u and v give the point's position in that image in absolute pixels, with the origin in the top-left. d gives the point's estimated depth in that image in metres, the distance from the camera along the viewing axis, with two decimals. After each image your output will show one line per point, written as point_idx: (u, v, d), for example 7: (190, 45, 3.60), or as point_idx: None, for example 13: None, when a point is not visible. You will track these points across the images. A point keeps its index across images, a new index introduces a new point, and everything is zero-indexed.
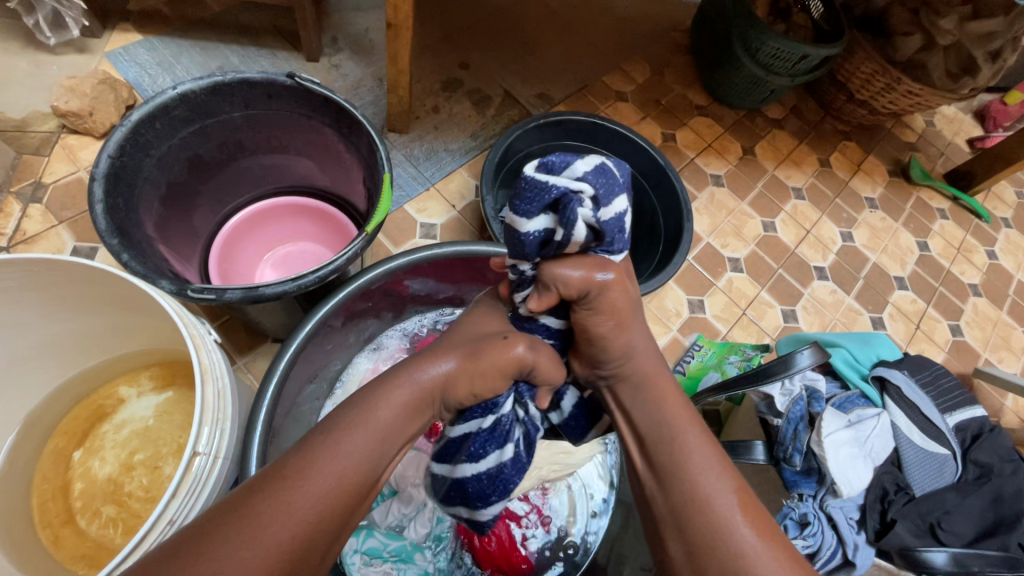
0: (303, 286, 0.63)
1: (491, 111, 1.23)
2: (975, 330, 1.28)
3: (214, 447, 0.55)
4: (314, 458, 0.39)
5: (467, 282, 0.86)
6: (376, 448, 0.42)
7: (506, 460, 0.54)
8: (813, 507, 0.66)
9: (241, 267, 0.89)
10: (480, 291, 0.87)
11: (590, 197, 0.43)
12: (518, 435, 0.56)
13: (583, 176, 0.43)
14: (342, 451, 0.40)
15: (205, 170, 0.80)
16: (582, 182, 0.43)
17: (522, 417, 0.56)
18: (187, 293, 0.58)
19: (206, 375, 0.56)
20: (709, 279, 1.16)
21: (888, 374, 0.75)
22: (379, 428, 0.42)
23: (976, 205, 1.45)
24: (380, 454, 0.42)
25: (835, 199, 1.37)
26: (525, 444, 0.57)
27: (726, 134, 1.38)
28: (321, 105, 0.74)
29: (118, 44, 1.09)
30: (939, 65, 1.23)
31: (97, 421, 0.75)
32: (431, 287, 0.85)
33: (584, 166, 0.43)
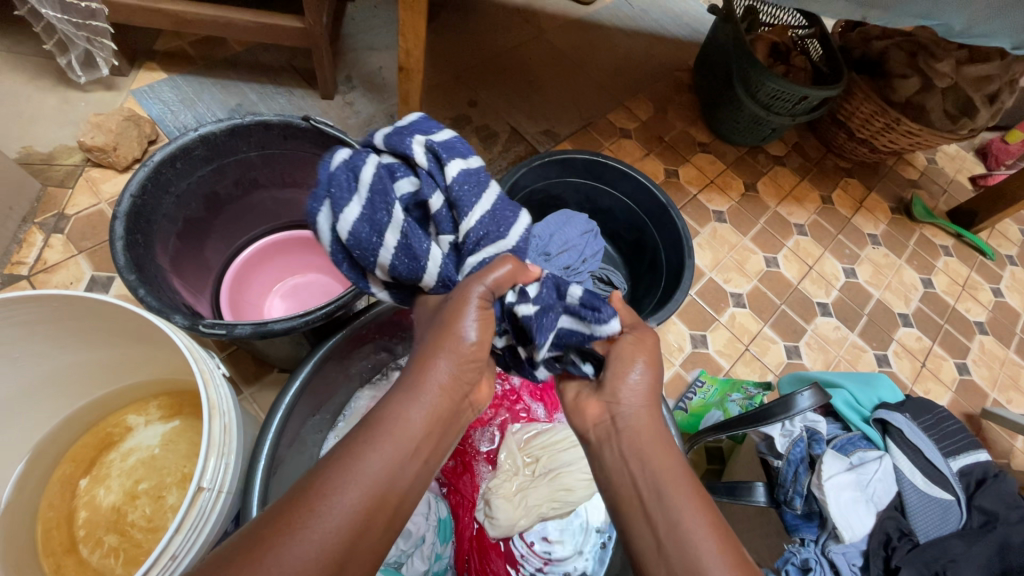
0: (311, 321, 0.65)
1: (498, 147, 1.27)
2: (983, 368, 1.27)
3: (218, 481, 0.56)
4: (334, 481, 0.39)
5: None
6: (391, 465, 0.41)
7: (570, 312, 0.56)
8: (815, 552, 0.66)
9: (252, 298, 0.91)
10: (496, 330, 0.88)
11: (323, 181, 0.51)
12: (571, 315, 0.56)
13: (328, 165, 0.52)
14: (361, 468, 0.40)
15: (220, 206, 0.83)
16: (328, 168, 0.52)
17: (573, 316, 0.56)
18: (198, 328, 0.60)
19: (213, 411, 0.57)
20: (711, 314, 1.17)
21: (890, 418, 0.75)
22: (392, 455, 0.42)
23: (980, 242, 1.46)
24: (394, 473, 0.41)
25: (837, 235, 1.38)
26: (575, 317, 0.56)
27: (728, 170, 1.40)
28: (334, 146, 0.77)
29: (144, 82, 1.15)
30: (937, 107, 1.25)
31: (105, 449, 0.77)
32: None
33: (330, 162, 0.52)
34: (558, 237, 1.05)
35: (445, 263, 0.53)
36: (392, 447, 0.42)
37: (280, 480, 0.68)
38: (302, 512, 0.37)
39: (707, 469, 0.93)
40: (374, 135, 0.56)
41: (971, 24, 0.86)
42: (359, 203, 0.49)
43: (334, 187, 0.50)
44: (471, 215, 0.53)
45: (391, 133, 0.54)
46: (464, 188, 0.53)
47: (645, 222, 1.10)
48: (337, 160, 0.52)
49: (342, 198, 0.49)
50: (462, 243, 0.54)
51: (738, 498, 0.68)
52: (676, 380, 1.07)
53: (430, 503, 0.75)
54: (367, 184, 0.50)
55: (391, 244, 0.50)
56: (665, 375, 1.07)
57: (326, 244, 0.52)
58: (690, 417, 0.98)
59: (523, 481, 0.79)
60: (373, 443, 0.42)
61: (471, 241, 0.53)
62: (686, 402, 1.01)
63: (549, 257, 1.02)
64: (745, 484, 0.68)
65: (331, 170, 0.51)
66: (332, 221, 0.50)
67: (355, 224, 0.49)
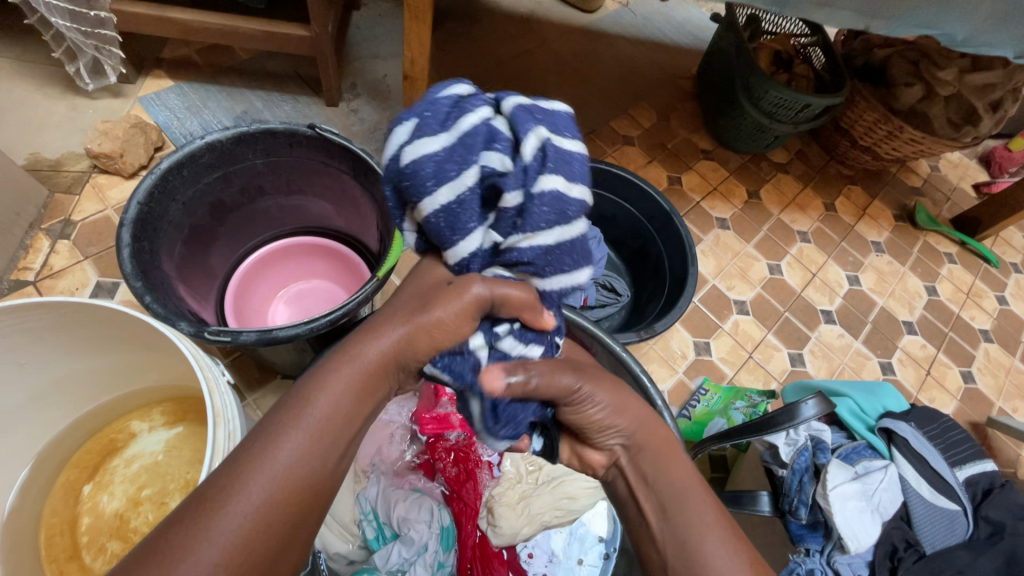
0: (315, 328, 0.64)
1: None
2: (988, 376, 1.26)
3: None
4: (249, 468, 0.37)
5: None
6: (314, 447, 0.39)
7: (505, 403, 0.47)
8: (820, 563, 0.65)
9: (256, 304, 0.91)
10: None
11: (427, 104, 0.46)
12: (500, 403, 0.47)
13: (451, 95, 0.47)
14: (278, 454, 0.38)
15: (226, 213, 0.83)
16: (448, 95, 0.46)
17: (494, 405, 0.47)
18: (203, 334, 0.60)
19: (218, 419, 0.57)
20: (715, 321, 1.17)
21: (895, 427, 0.74)
22: (317, 438, 0.39)
23: (984, 250, 1.45)
24: (320, 457, 0.39)
25: (841, 242, 1.38)
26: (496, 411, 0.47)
27: (731, 177, 1.41)
28: (339, 153, 0.78)
29: (151, 89, 1.16)
30: (940, 115, 1.26)
31: (108, 455, 0.77)
32: None
33: (450, 92, 0.47)
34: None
35: (476, 252, 0.47)
36: (312, 432, 0.39)
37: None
38: (220, 503, 0.35)
39: (711, 478, 0.92)
40: (510, 97, 0.48)
41: (974, 34, 0.86)
42: (441, 140, 0.44)
43: (431, 115, 0.45)
44: (530, 239, 0.46)
45: (526, 109, 0.46)
46: (544, 208, 0.44)
47: (648, 229, 1.11)
48: (456, 97, 0.46)
49: (432, 131, 0.44)
50: (503, 250, 0.48)
51: (741, 507, 0.68)
52: (680, 388, 1.06)
53: (433, 510, 0.75)
54: (464, 133, 0.44)
55: (438, 200, 0.44)
56: (668, 383, 1.06)
57: (387, 157, 0.46)
58: (694, 425, 0.98)
59: (526, 489, 0.79)
60: (291, 428, 0.39)
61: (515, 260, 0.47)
62: (690, 409, 1.01)
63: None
64: (749, 493, 0.69)
65: (445, 98, 0.46)
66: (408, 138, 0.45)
67: (420, 157, 0.43)
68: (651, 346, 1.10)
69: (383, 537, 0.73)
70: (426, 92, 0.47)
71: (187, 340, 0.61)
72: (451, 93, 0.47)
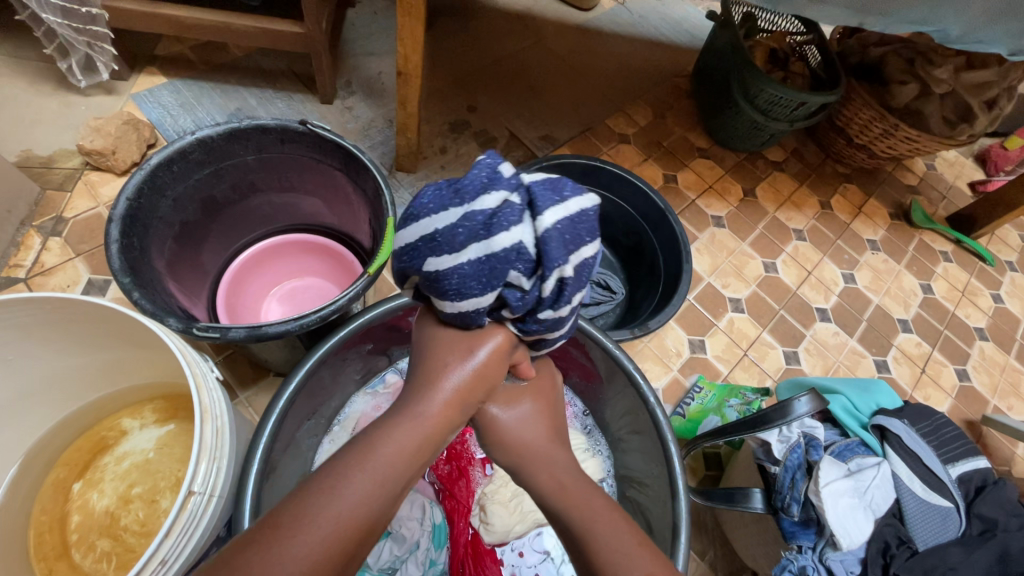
0: (306, 325, 0.64)
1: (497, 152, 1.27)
2: (984, 374, 1.26)
3: (209, 486, 0.56)
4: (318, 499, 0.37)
5: None
6: (377, 493, 0.39)
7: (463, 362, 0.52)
8: (812, 560, 0.65)
9: (248, 302, 0.91)
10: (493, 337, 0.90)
11: (460, 203, 0.39)
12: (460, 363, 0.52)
13: (487, 193, 0.38)
14: (342, 495, 0.37)
15: (217, 209, 0.83)
16: (484, 195, 0.38)
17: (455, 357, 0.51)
18: (192, 330, 0.60)
19: (206, 415, 0.57)
20: (710, 319, 1.16)
21: (888, 423, 0.74)
22: (382, 483, 0.39)
23: (979, 248, 1.46)
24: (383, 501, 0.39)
25: (836, 240, 1.38)
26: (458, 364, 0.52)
27: (727, 176, 1.40)
28: (331, 149, 0.78)
29: (144, 87, 1.16)
30: (935, 112, 1.26)
31: (98, 453, 0.76)
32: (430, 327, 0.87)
33: (490, 192, 0.38)
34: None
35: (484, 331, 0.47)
36: (376, 473, 0.39)
37: (277, 478, 0.69)
38: (292, 528, 0.35)
39: (705, 476, 0.92)
40: (561, 198, 0.39)
41: (969, 30, 0.86)
42: (460, 257, 0.39)
43: (462, 224, 0.38)
44: (533, 338, 0.46)
45: (567, 229, 0.39)
46: (547, 328, 0.44)
47: (643, 226, 1.10)
48: (496, 200, 0.38)
49: (454, 250, 0.39)
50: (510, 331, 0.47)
51: (735, 504, 0.68)
52: (674, 386, 1.06)
53: (425, 508, 0.74)
54: (489, 255, 0.38)
55: (452, 306, 0.43)
56: (663, 381, 1.06)
57: (406, 239, 0.42)
58: (688, 423, 0.98)
59: (518, 486, 0.79)
60: (356, 470, 0.39)
61: (527, 322, 0.44)
62: (684, 407, 1.00)
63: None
64: (742, 490, 0.69)
65: (480, 197, 0.38)
66: (426, 238, 0.40)
67: (439, 270, 0.40)
68: (646, 344, 1.10)
69: None
70: (463, 180, 0.40)
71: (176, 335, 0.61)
72: (489, 187, 0.39)
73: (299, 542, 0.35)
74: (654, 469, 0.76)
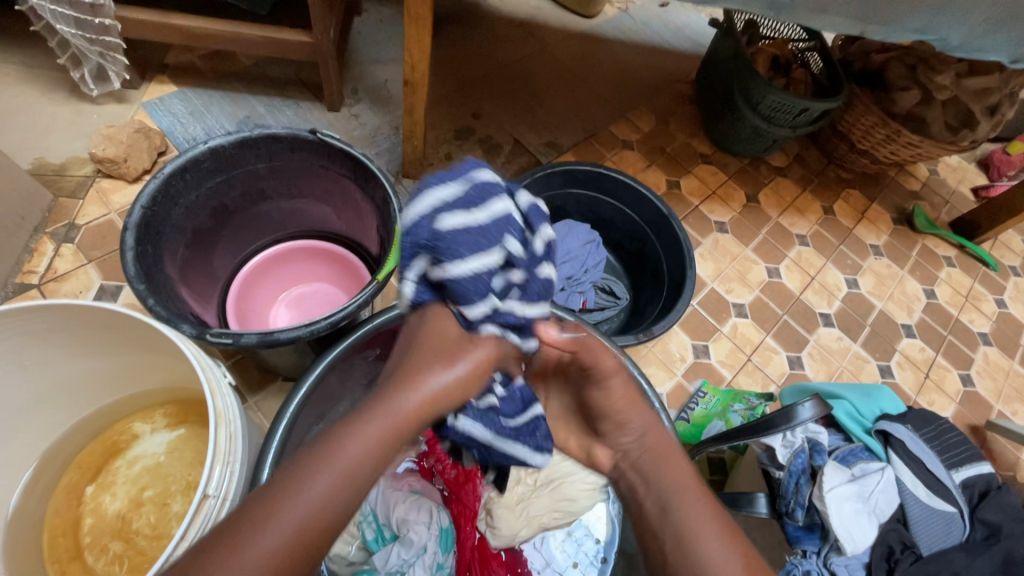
0: (316, 330, 0.65)
1: (501, 158, 1.29)
2: (987, 380, 1.26)
3: (223, 490, 0.56)
4: (283, 497, 0.38)
5: None
6: (345, 488, 0.39)
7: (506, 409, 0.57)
8: (817, 564, 0.66)
9: (257, 307, 0.92)
10: None
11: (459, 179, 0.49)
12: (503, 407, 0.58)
13: (478, 176, 0.51)
14: (306, 492, 0.38)
15: (227, 216, 0.84)
16: (477, 176, 0.50)
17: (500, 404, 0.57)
18: (205, 337, 0.61)
19: (219, 419, 0.58)
20: (713, 324, 1.17)
21: (892, 429, 0.75)
22: (349, 479, 0.40)
23: (982, 253, 1.46)
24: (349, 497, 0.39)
25: (839, 246, 1.39)
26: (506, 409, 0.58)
27: (730, 181, 1.41)
28: (340, 157, 0.79)
29: (155, 95, 1.17)
30: (937, 119, 1.27)
31: (111, 457, 0.77)
32: None
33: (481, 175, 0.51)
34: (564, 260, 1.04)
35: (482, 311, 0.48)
36: (343, 471, 0.40)
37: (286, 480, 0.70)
38: (255, 527, 0.36)
39: (709, 480, 0.93)
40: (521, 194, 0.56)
41: (968, 39, 0.87)
42: (469, 214, 0.47)
43: (467, 193, 0.49)
44: (527, 308, 0.51)
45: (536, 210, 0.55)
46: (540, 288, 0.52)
47: (646, 232, 1.12)
48: (485, 181, 0.51)
49: (463, 207, 0.48)
50: (506, 308, 0.50)
51: (740, 509, 0.68)
52: (678, 391, 1.07)
53: (432, 512, 0.75)
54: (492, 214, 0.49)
55: (459, 264, 0.47)
56: (667, 385, 1.07)
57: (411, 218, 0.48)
58: (692, 428, 0.98)
59: (526, 490, 0.78)
60: (318, 468, 0.39)
61: (530, 287, 0.51)
62: (688, 412, 1.01)
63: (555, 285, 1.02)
64: (747, 495, 0.69)
65: (472, 178, 0.50)
66: (433, 206, 0.47)
67: (449, 227, 0.46)
68: (650, 349, 1.10)
69: (382, 538, 0.73)
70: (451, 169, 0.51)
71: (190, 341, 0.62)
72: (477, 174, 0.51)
73: (263, 537, 0.36)
74: None
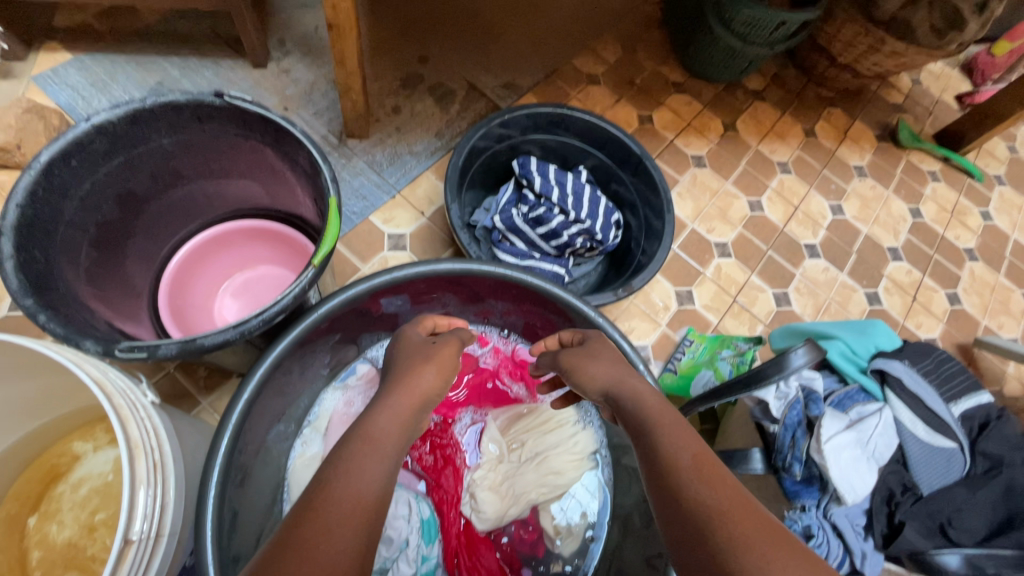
0: (246, 331, 0.56)
1: (456, 106, 1.16)
2: (974, 296, 1.24)
3: (152, 526, 0.49)
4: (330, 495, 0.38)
5: (529, 304, 0.78)
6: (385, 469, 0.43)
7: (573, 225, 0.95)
8: (816, 518, 0.63)
9: (197, 302, 0.84)
10: (546, 329, 0.81)
11: (515, 213, 0.95)
12: (574, 229, 0.95)
13: (506, 204, 0.97)
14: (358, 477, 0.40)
15: (139, 205, 0.73)
16: (506, 203, 0.97)
17: (578, 224, 0.95)
18: (114, 354, 0.52)
19: (136, 451, 0.50)
20: (696, 268, 1.11)
21: (888, 366, 0.71)
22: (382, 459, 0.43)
23: (967, 164, 1.40)
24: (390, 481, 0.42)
25: (822, 170, 1.31)
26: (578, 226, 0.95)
27: (705, 111, 1.31)
28: (257, 123, 0.68)
29: (46, 66, 1.02)
30: (923, 22, 1.16)
31: (52, 482, 0.71)
32: (409, 305, 0.79)
33: (501, 205, 0.97)
34: (557, 182, 0.97)
35: (533, 204, 0.96)
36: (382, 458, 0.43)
37: (247, 485, 0.65)
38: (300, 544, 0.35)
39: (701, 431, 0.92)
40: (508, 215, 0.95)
41: None
42: (512, 202, 0.98)
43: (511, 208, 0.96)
44: (529, 199, 0.97)
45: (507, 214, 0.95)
46: (517, 200, 0.98)
47: (620, 175, 1.03)
48: (502, 204, 0.97)
49: (506, 199, 0.97)
50: (530, 196, 0.97)
51: (733, 466, 0.64)
52: (664, 342, 1.02)
53: (412, 505, 0.71)
54: (505, 203, 0.97)
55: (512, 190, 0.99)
56: (652, 337, 1.02)
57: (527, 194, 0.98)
58: (681, 380, 0.92)
59: (509, 468, 0.77)
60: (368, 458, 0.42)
61: (531, 197, 0.97)
62: (675, 363, 0.95)
63: (568, 212, 0.95)
64: (742, 451, 0.65)
65: (504, 216, 0.95)
66: (519, 197, 0.98)
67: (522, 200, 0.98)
68: (631, 301, 1.04)
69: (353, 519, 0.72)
70: (509, 205, 0.97)
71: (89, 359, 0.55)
72: (507, 214, 0.95)
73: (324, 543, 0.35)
74: None
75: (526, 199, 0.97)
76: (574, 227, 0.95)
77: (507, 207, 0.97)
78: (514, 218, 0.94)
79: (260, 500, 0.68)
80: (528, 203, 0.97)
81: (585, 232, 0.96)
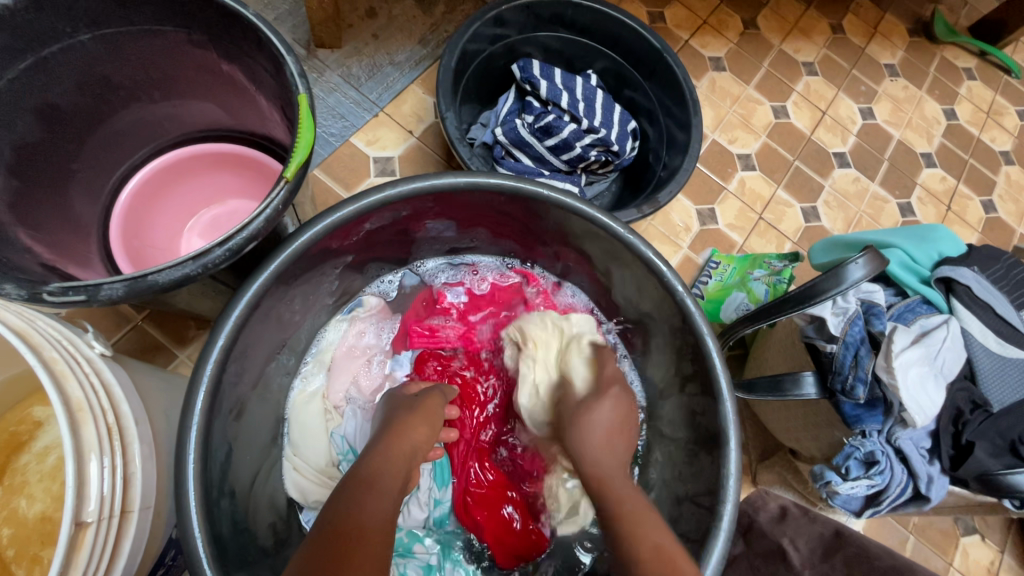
0: (210, 264, 0.46)
1: (440, 7, 1.00)
2: (1010, 203, 1.15)
3: (107, 499, 0.42)
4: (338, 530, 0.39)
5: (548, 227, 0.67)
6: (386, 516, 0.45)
7: (585, 135, 0.84)
8: (880, 443, 0.57)
9: (159, 242, 0.73)
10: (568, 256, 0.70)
11: (517, 124, 0.83)
12: (586, 139, 0.83)
13: (507, 115, 0.85)
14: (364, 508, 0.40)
15: (70, 126, 0.60)
16: (506, 115, 0.85)
17: (591, 134, 0.84)
18: (42, 298, 0.42)
19: (83, 416, 0.43)
20: (718, 183, 1.00)
21: (956, 275, 0.62)
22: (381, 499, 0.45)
23: (1006, 58, 1.27)
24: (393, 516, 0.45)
25: (851, 70, 1.18)
26: (591, 135, 0.84)
27: (723, 6, 1.15)
28: (200, 10, 0.54)
29: None
30: None
31: (12, 453, 0.62)
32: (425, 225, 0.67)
33: (501, 115, 0.85)
34: (564, 86, 0.85)
35: (539, 110, 0.84)
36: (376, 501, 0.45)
37: (239, 442, 0.57)
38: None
39: (730, 355, 0.86)
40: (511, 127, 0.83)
41: None
42: (514, 110, 0.86)
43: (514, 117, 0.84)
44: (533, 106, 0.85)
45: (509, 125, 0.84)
46: (520, 108, 0.86)
47: (635, 77, 0.90)
48: (502, 115, 0.85)
49: (507, 109, 0.86)
50: (534, 102, 0.85)
51: (785, 393, 0.56)
52: (687, 265, 0.93)
53: None
54: (507, 112, 0.85)
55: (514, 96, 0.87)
56: (674, 260, 0.93)
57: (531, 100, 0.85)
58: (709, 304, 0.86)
59: None
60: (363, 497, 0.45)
61: (535, 104, 0.85)
62: (702, 286, 0.88)
63: (580, 119, 0.83)
64: (792, 376, 0.56)
65: (507, 129, 0.83)
66: (524, 104, 0.86)
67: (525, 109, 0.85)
68: (650, 223, 0.94)
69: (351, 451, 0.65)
70: (511, 115, 0.85)
71: (12, 304, 0.46)
72: (510, 124, 0.83)
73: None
74: (678, 363, 0.63)
75: (531, 106, 0.85)
76: (587, 137, 0.84)
77: (507, 117, 0.85)
78: (518, 129, 0.83)
79: (256, 446, 0.61)
80: (533, 109, 0.84)
81: (600, 144, 0.85)
